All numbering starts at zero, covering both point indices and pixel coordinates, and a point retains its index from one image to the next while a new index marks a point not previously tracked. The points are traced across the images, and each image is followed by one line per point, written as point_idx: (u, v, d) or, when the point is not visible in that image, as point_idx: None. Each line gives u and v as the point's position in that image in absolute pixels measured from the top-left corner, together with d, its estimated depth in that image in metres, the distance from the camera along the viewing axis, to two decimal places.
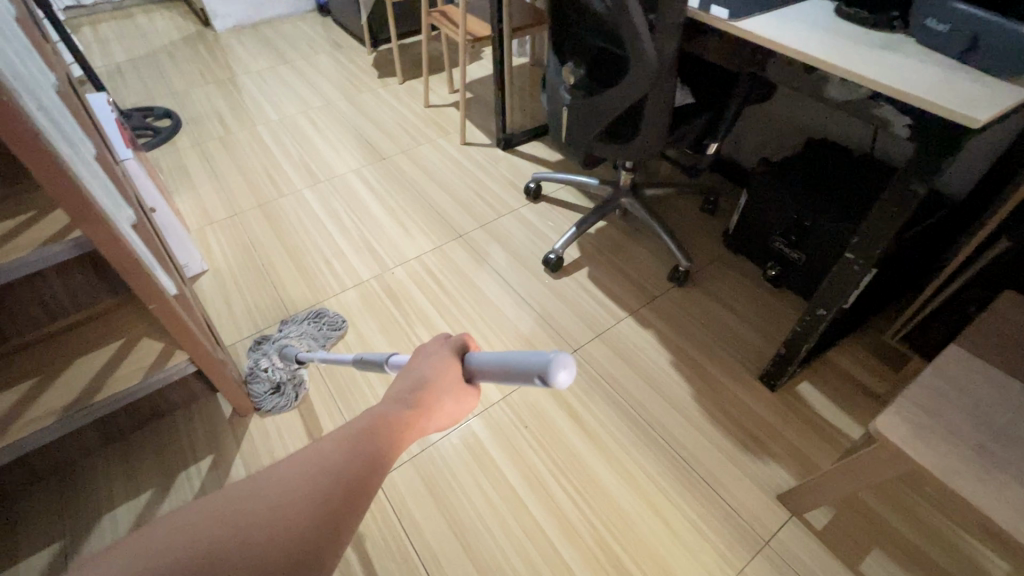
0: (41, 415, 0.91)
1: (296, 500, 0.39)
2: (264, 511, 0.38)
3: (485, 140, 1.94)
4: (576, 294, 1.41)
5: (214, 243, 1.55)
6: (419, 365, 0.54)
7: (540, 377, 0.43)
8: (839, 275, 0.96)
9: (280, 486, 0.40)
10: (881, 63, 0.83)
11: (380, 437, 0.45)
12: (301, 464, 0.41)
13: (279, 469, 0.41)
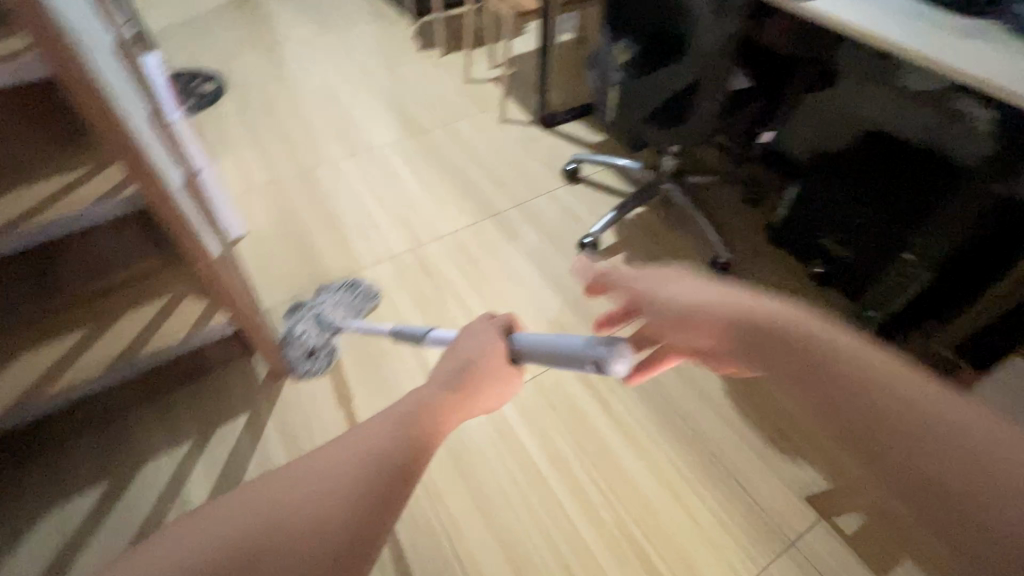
0: (92, 365, 0.96)
1: (336, 493, 0.33)
2: (301, 508, 0.32)
3: (524, 118, 1.91)
4: (609, 279, 1.39)
5: (254, 208, 1.58)
6: (465, 343, 0.53)
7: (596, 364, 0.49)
8: None
9: (314, 477, 0.33)
10: (965, 51, 0.78)
11: (428, 419, 0.41)
12: (343, 444, 0.36)
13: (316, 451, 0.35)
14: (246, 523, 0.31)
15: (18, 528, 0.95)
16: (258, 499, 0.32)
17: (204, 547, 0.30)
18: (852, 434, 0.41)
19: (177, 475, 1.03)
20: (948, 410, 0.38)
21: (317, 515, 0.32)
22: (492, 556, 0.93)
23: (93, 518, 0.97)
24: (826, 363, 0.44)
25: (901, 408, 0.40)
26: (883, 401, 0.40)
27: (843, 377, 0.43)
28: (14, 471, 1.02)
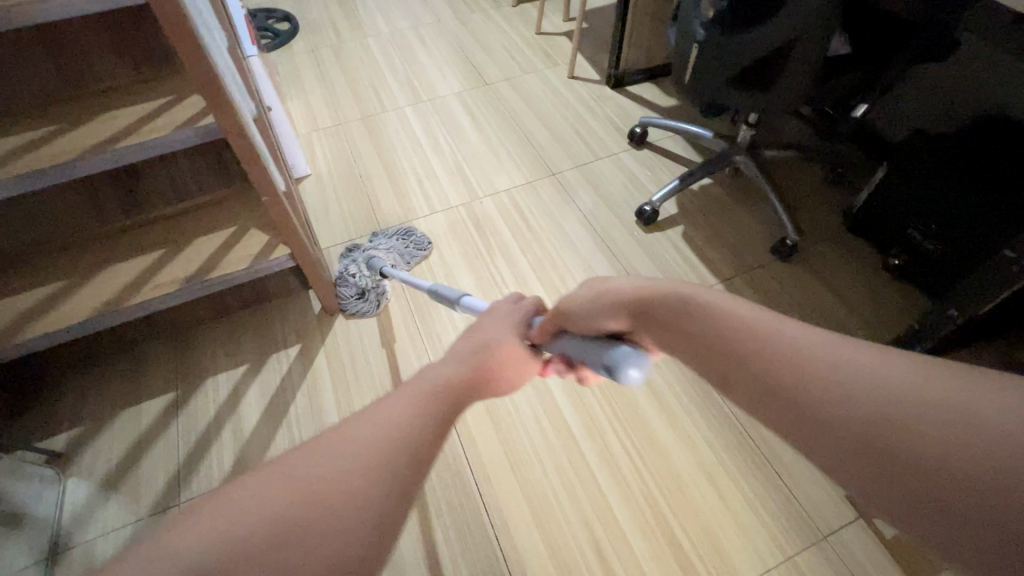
0: (167, 283, 1.03)
1: (369, 473, 0.35)
2: (342, 486, 0.34)
3: (593, 76, 1.83)
4: (665, 251, 1.34)
5: (319, 149, 1.62)
6: (485, 329, 0.64)
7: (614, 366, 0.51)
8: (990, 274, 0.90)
9: (349, 462, 0.35)
10: None
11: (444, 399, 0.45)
12: (373, 426, 0.38)
13: (344, 437, 0.37)
14: (279, 507, 0.32)
15: (97, 422, 1.06)
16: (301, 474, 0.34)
17: (251, 520, 0.31)
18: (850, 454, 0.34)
19: (235, 394, 1.11)
20: (962, 409, 0.31)
21: (353, 494, 0.34)
22: (518, 507, 0.95)
23: (162, 422, 1.07)
24: (812, 374, 0.37)
25: (911, 416, 0.32)
26: (885, 410, 0.33)
27: (827, 390, 0.36)
28: (95, 371, 1.13)
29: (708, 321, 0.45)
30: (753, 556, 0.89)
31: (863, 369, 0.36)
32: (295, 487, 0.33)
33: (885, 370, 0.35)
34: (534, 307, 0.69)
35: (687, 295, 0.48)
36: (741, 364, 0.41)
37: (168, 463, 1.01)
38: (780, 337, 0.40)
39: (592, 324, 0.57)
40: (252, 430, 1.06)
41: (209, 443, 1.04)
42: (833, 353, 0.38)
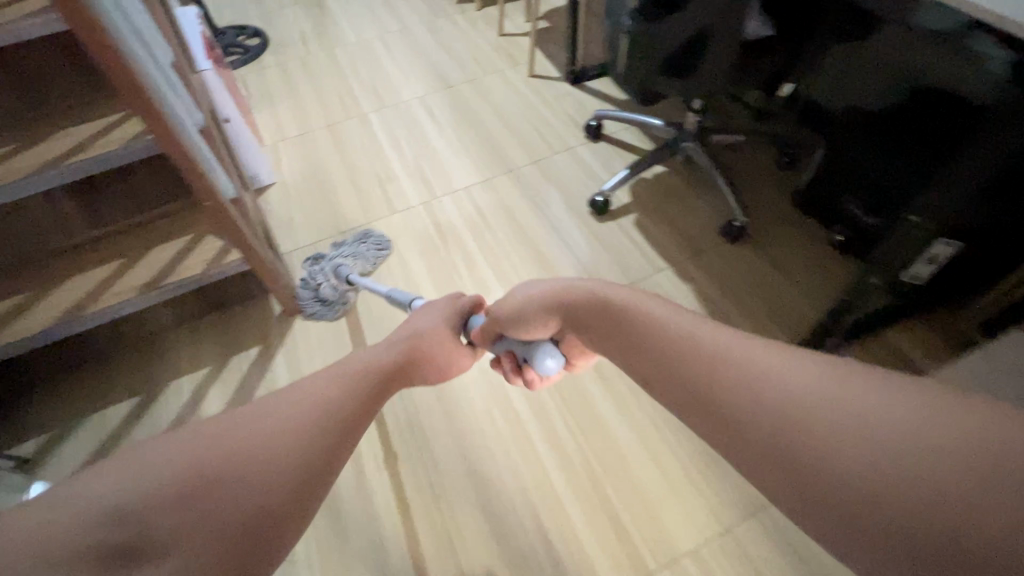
0: (124, 291, 1.07)
1: (297, 439, 0.45)
2: (259, 451, 0.43)
3: (553, 73, 1.86)
4: (617, 239, 1.36)
5: (284, 158, 1.66)
6: (420, 321, 0.76)
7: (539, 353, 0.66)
8: (903, 238, 0.93)
9: (266, 434, 0.44)
10: None
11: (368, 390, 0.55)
12: (290, 409, 0.47)
13: (262, 416, 0.45)
14: (212, 455, 0.41)
15: (65, 427, 1.10)
16: (220, 440, 0.42)
17: (190, 457, 0.40)
18: (777, 467, 0.36)
19: (197, 394, 1.15)
20: (884, 427, 0.34)
21: (278, 452, 0.43)
22: (464, 491, 0.97)
23: (126, 424, 1.11)
24: (749, 390, 0.40)
25: (833, 429, 0.35)
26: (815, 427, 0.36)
27: (761, 407, 0.39)
28: (63, 379, 1.16)
29: (652, 335, 0.49)
30: (691, 528, 0.92)
31: (799, 386, 0.38)
32: (211, 447, 0.41)
33: (811, 386, 0.38)
34: (472, 304, 0.81)
35: (629, 308, 0.54)
36: (685, 378, 0.45)
37: None
38: (726, 355, 0.43)
39: (513, 326, 0.68)
40: None
41: None
42: (770, 367, 0.41)
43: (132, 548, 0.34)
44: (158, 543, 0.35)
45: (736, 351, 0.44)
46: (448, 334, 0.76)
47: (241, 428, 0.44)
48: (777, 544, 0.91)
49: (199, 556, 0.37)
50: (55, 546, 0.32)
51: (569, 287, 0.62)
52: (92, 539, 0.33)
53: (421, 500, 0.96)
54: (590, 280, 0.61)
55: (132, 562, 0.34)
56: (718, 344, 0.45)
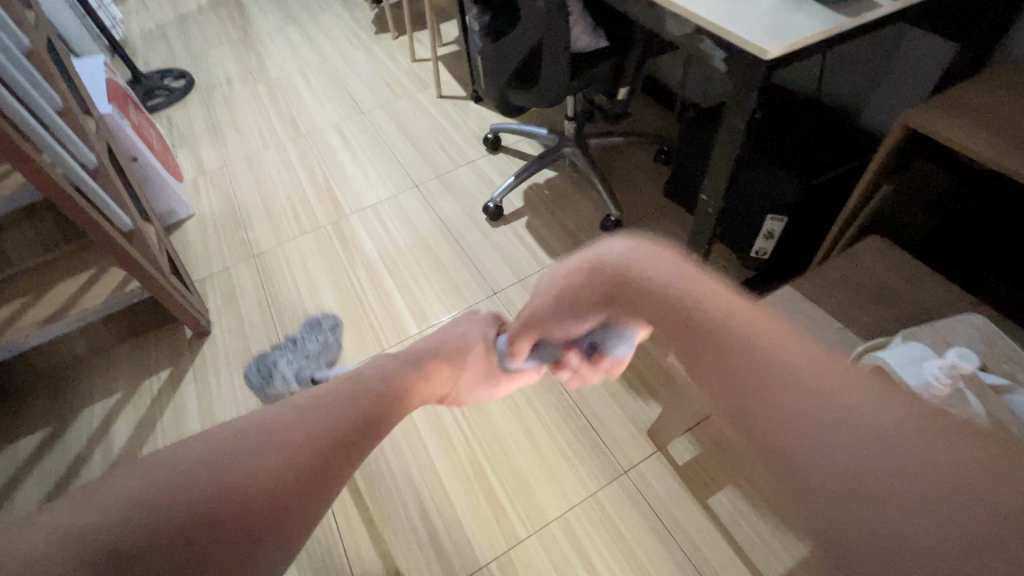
0: (28, 324, 1.14)
1: (292, 461, 0.33)
2: (252, 456, 0.32)
3: (460, 93, 1.98)
4: (510, 241, 1.46)
5: (202, 192, 1.74)
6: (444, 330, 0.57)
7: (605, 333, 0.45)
8: (704, 216, 0.99)
9: (262, 437, 0.34)
10: None
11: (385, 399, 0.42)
12: (289, 413, 0.36)
13: (267, 418, 0.35)
14: (197, 476, 0.30)
15: None
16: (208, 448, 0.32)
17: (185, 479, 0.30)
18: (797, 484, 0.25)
19: (107, 419, 1.20)
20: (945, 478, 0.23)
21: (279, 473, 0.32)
22: (351, 484, 1.03)
23: (38, 452, 1.16)
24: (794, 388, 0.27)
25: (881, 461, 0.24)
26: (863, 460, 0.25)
27: (808, 412, 0.26)
28: None
29: (671, 306, 0.33)
30: (561, 499, 0.99)
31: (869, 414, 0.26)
32: (205, 458, 0.31)
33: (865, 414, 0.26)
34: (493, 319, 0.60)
35: (656, 276, 0.35)
36: (746, 372, 0.29)
37: (41, 488, 1.11)
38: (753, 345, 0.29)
39: (556, 318, 0.48)
40: (120, 449, 1.16)
41: (80, 465, 1.14)
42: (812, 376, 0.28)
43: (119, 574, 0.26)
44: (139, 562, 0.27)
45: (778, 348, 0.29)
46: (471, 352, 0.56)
47: (246, 428, 0.34)
48: (637, 503, 0.98)
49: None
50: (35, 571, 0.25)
51: (608, 258, 0.39)
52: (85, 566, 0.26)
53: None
54: (646, 246, 0.37)
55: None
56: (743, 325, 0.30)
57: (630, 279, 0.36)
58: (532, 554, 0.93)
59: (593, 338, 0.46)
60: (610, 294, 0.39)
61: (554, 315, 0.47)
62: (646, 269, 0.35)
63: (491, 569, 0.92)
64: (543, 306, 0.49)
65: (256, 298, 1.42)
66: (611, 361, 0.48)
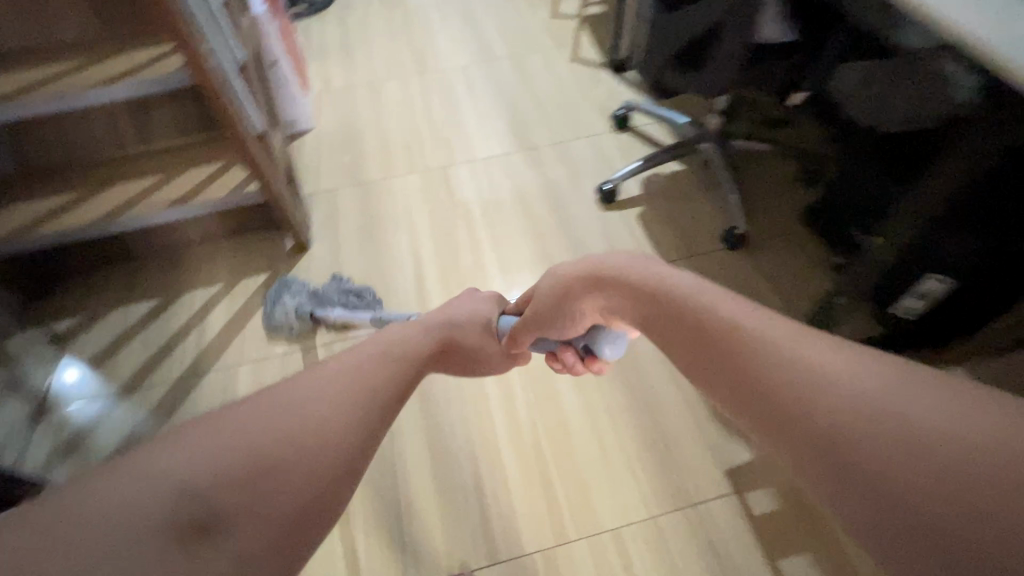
0: (156, 202, 1.20)
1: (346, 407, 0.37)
2: (321, 429, 0.34)
3: (596, 59, 1.85)
4: (618, 229, 1.38)
5: (325, 107, 1.75)
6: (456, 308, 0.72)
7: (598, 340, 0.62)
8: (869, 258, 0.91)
9: (325, 409, 0.35)
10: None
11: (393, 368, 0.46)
12: (336, 384, 0.39)
13: (321, 384, 0.37)
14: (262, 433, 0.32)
15: (94, 314, 1.26)
16: (270, 414, 0.33)
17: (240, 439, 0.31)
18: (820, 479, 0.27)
19: (205, 307, 1.27)
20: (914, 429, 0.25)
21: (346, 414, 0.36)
22: (417, 434, 1.03)
23: (142, 322, 1.24)
24: (796, 374, 0.30)
25: (878, 444, 0.25)
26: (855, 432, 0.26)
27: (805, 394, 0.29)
28: (99, 275, 1.32)
29: (681, 315, 0.40)
30: (618, 510, 0.95)
31: (897, 390, 0.27)
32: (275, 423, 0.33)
33: (846, 376, 0.29)
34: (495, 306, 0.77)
35: (665, 291, 0.43)
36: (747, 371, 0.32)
37: (141, 355, 1.19)
38: (764, 344, 0.32)
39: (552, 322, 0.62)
40: (211, 338, 1.21)
41: (176, 343, 1.21)
42: (810, 356, 0.30)
43: (207, 520, 0.27)
44: (222, 522, 0.27)
45: (771, 329, 0.33)
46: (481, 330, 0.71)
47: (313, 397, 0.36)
48: (699, 540, 0.92)
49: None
50: (111, 524, 0.25)
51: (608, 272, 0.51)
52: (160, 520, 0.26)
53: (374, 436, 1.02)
54: (634, 265, 0.49)
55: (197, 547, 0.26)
56: (755, 326, 0.34)
57: (648, 290, 0.45)
58: (578, 556, 0.91)
59: (587, 342, 0.63)
60: (630, 302, 0.47)
61: (557, 320, 0.61)
62: (651, 284, 0.45)
63: (535, 560, 0.90)
64: (546, 307, 0.61)
65: (356, 225, 1.44)
66: (599, 360, 0.65)
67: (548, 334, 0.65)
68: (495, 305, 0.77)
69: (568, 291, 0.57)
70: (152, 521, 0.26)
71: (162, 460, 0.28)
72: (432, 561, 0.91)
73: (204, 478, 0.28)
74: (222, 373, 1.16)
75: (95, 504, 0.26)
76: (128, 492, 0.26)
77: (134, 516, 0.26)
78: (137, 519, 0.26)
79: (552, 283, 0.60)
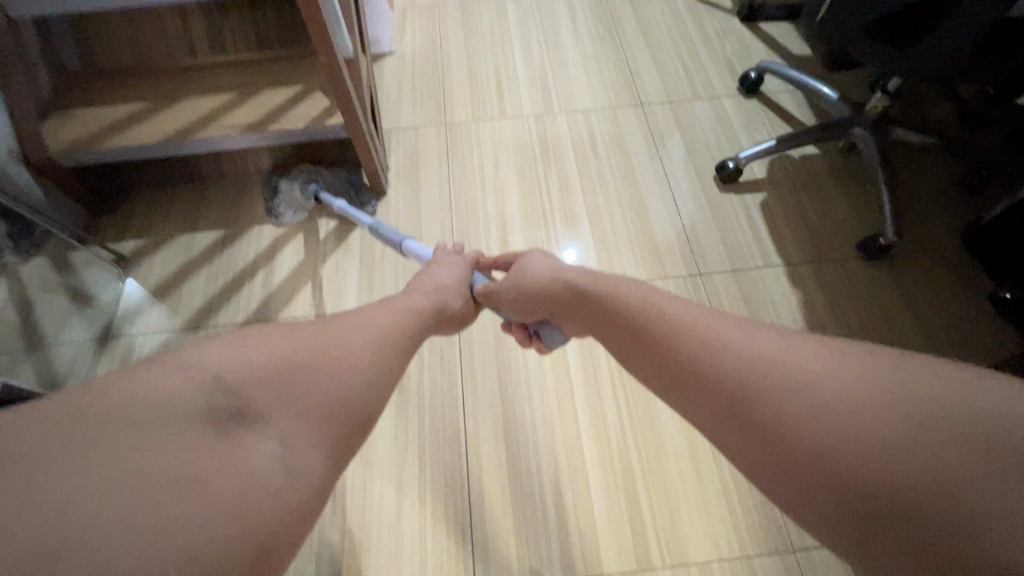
0: (230, 125, 1.07)
1: (371, 349, 0.51)
2: (334, 366, 0.47)
3: (725, 3, 1.57)
4: (734, 216, 1.20)
5: (408, 26, 1.55)
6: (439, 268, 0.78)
7: (543, 329, 0.76)
8: None
9: (333, 350, 0.48)
10: None
11: (395, 318, 0.59)
12: (359, 330, 0.53)
13: (323, 332, 0.50)
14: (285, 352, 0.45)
15: (160, 238, 1.18)
16: (280, 345, 0.45)
17: (258, 359, 0.43)
18: (761, 436, 0.40)
19: (274, 246, 1.17)
20: (875, 407, 0.36)
21: (364, 354, 0.50)
22: (494, 423, 0.95)
23: (209, 253, 1.16)
24: (787, 396, 0.39)
25: (855, 434, 0.35)
26: (842, 435, 0.36)
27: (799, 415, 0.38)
28: (165, 195, 1.23)
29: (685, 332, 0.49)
30: (709, 540, 0.87)
31: (818, 363, 0.40)
32: (288, 355, 0.45)
33: (770, 349, 0.43)
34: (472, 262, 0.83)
35: (640, 299, 0.56)
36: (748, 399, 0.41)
37: (207, 290, 1.12)
38: (749, 363, 0.43)
39: (523, 300, 0.73)
40: (280, 282, 1.13)
41: (243, 283, 1.13)
42: (754, 337, 0.45)
43: (236, 413, 0.39)
44: (258, 413, 0.40)
45: (749, 342, 0.44)
46: (461, 290, 0.77)
47: (330, 339, 0.49)
48: None
49: (294, 458, 0.39)
50: (169, 408, 0.37)
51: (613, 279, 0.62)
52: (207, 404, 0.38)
53: (419, 386, 0.99)
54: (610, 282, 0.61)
55: (233, 427, 0.38)
56: (732, 342, 0.45)
57: (617, 303, 0.58)
58: None
59: (537, 327, 0.77)
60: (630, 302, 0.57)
61: (522, 306, 0.74)
62: (620, 295, 0.58)
63: None
64: (519, 290, 0.73)
65: (438, 172, 1.29)
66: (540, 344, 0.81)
67: (512, 312, 0.77)
68: (470, 258, 0.84)
69: (549, 289, 0.68)
70: (194, 410, 0.37)
71: (197, 365, 0.41)
72: (504, 565, 0.85)
73: (236, 383, 0.40)
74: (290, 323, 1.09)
75: (150, 394, 0.37)
76: (172, 386, 0.38)
77: (184, 404, 0.37)
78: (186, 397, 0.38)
79: (530, 276, 0.72)
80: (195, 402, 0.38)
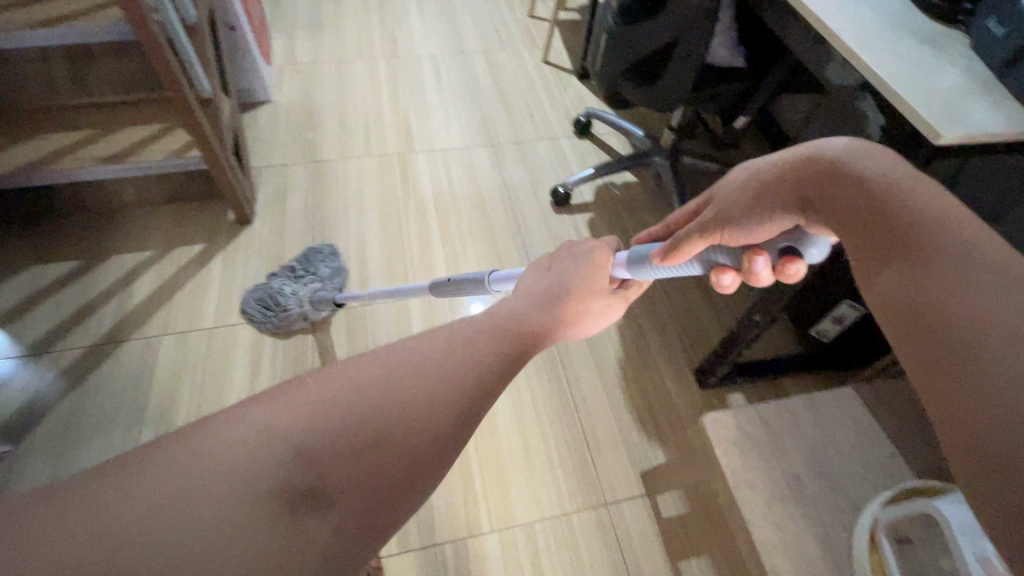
0: (87, 157, 1.15)
1: (467, 367, 0.31)
2: (430, 393, 0.29)
3: (566, 65, 1.87)
4: (567, 232, 1.40)
5: (285, 80, 1.69)
6: (560, 261, 0.46)
7: (786, 244, 0.41)
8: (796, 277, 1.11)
9: (412, 377, 0.29)
10: (891, 51, 0.76)
11: (513, 325, 0.36)
12: (455, 344, 0.32)
13: (400, 356, 0.30)
14: (365, 388, 0.27)
15: (6, 270, 1.18)
16: (361, 378, 0.28)
17: (324, 404, 0.26)
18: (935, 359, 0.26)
19: (132, 273, 1.21)
20: None
21: (462, 377, 0.30)
22: None
23: (61, 282, 1.18)
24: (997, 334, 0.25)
25: None
26: None
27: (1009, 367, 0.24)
28: (17, 231, 1.24)
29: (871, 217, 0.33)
30: (533, 504, 0.96)
31: None
32: (385, 384, 0.28)
33: None
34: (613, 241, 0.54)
35: (888, 201, 0.32)
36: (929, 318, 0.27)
37: (54, 317, 1.13)
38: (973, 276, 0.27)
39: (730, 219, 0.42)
40: (136, 306, 1.16)
41: (95, 308, 1.15)
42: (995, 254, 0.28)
43: (302, 494, 0.24)
44: (324, 492, 0.24)
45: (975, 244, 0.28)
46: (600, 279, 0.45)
47: (410, 359, 0.30)
48: (608, 539, 0.94)
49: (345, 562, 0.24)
50: (221, 484, 0.23)
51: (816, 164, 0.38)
52: (274, 477, 0.24)
53: None
54: (879, 173, 0.34)
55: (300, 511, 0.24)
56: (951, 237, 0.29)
57: (851, 195, 0.34)
58: (488, 549, 0.91)
59: (783, 240, 0.41)
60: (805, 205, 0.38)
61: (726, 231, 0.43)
62: (867, 185, 0.34)
63: (445, 550, 0.91)
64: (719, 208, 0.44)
65: (305, 202, 1.40)
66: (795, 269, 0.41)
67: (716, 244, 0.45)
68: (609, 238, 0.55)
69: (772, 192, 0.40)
70: (248, 486, 0.23)
71: (253, 421, 0.25)
72: None
73: (305, 440, 0.25)
74: (143, 342, 1.12)
75: (207, 457, 0.24)
76: (227, 446, 0.24)
77: (245, 465, 0.24)
78: (250, 474, 0.24)
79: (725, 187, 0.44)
80: (266, 473, 0.24)
